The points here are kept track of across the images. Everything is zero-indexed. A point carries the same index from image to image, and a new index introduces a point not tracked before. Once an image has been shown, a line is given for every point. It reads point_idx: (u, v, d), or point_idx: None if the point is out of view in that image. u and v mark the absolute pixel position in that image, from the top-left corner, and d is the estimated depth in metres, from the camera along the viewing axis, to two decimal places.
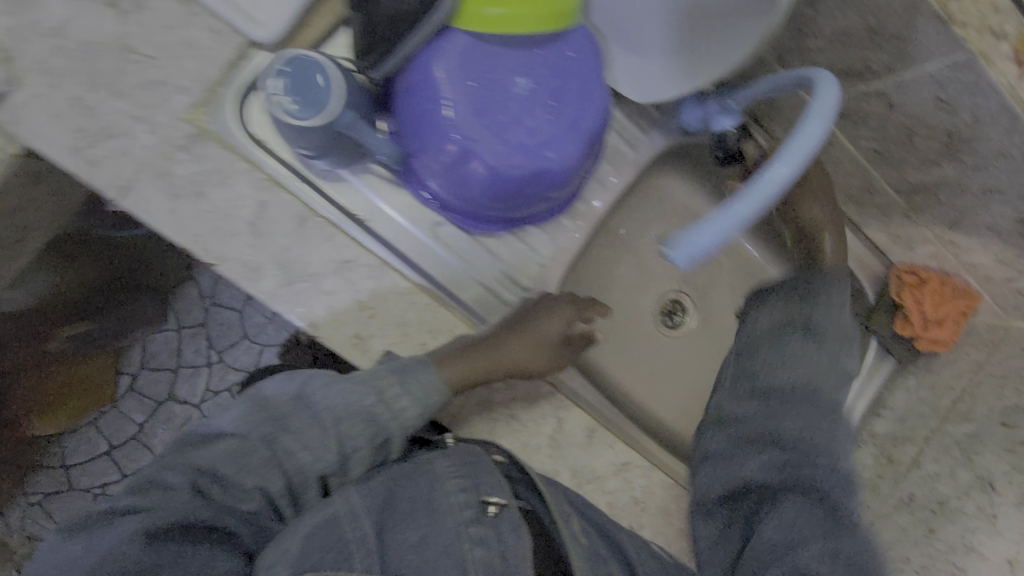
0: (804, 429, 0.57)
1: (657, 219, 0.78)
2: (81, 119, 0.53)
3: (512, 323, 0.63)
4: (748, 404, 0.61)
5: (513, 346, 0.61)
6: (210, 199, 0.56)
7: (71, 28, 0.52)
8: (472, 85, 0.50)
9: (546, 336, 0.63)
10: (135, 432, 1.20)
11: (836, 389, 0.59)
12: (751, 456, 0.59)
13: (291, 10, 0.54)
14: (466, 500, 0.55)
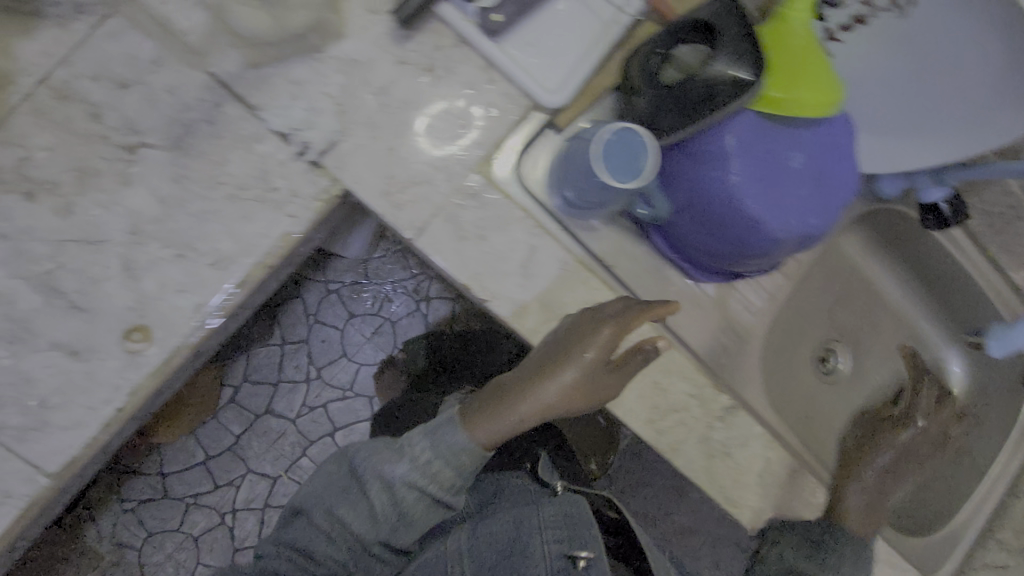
0: None
1: (831, 273, 0.87)
2: (393, 167, 0.59)
3: (547, 360, 0.56)
4: None
5: (550, 390, 0.55)
6: (490, 242, 0.61)
7: (394, 88, 0.59)
8: (756, 158, 0.56)
9: (580, 374, 0.55)
10: (232, 444, 1.11)
11: None
12: None
13: (579, 80, 0.61)
14: (557, 550, 0.59)
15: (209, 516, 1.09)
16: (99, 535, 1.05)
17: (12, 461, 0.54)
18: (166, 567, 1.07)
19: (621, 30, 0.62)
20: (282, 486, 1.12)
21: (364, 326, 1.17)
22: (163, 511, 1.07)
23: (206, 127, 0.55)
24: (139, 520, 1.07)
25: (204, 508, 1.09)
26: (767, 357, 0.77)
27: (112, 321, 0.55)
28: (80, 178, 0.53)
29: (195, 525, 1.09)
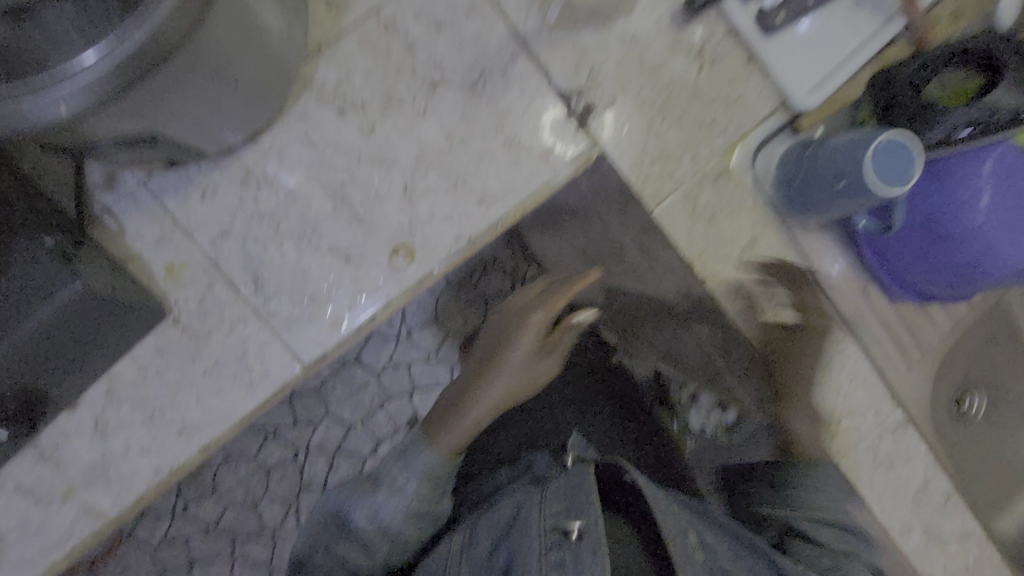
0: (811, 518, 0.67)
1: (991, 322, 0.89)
2: (648, 140, 0.63)
3: (490, 363, 0.65)
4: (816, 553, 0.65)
5: (500, 389, 0.63)
6: (718, 226, 0.65)
7: (664, 67, 0.63)
8: (1013, 188, 0.58)
9: (524, 365, 0.64)
10: (318, 385, 1.07)
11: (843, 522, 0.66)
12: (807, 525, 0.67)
13: (829, 90, 0.65)
14: (553, 525, 0.48)
15: (290, 449, 1.06)
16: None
17: (275, 346, 0.59)
18: (246, 491, 1.05)
19: (879, 45, 0.65)
20: (358, 434, 1.08)
21: (462, 295, 1.12)
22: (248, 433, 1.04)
23: (499, 76, 0.60)
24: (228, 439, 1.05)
25: (287, 442, 1.06)
26: (937, 398, 0.77)
27: (384, 238, 0.60)
28: (386, 103, 0.59)
29: (276, 455, 1.06)
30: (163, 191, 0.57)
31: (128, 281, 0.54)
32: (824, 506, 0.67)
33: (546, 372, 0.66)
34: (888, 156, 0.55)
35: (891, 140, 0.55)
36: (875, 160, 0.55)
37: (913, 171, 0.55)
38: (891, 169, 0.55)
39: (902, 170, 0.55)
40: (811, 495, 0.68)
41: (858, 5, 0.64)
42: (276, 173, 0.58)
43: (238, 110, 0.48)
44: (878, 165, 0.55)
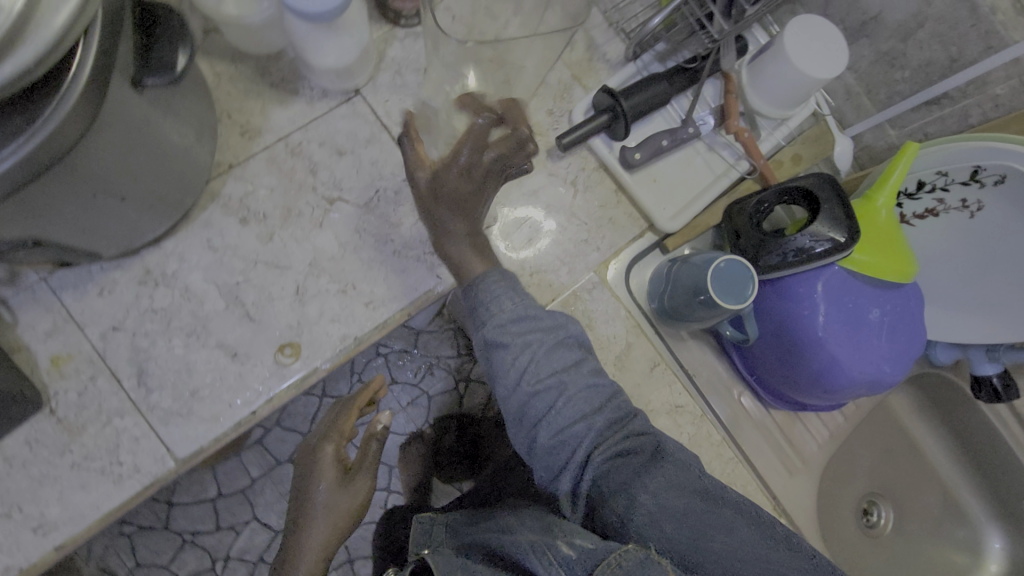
0: (529, 381, 0.53)
1: (872, 435, 0.94)
2: (527, 253, 0.70)
3: (301, 514, 0.65)
4: (543, 404, 0.52)
5: (320, 538, 0.64)
6: (596, 331, 0.70)
7: (541, 193, 0.72)
8: (842, 306, 0.65)
9: (330, 498, 0.64)
10: (248, 487, 1.01)
11: (556, 357, 0.54)
12: (535, 395, 0.52)
13: (688, 215, 0.74)
14: None
15: (203, 558, 0.99)
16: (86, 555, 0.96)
17: (150, 440, 0.60)
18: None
19: (729, 182, 0.75)
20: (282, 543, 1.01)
21: (401, 395, 1.11)
22: (153, 537, 0.98)
23: (392, 194, 0.68)
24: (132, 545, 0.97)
25: (197, 550, 0.99)
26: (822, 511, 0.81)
27: (272, 335, 0.63)
28: (285, 215, 0.65)
29: (187, 564, 0.98)
30: (63, 286, 0.60)
31: (8, 370, 0.56)
32: (497, 316, 0.54)
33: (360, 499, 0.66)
34: (723, 277, 0.63)
35: (725, 260, 0.63)
36: (714, 279, 0.62)
37: (749, 288, 0.62)
38: (728, 288, 0.62)
39: (737, 287, 0.62)
40: (491, 311, 0.54)
41: (710, 147, 0.75)
42: (175, 273, 0.63)
43: (128, 214, 0.53)
44: (716, 283, 0.62)
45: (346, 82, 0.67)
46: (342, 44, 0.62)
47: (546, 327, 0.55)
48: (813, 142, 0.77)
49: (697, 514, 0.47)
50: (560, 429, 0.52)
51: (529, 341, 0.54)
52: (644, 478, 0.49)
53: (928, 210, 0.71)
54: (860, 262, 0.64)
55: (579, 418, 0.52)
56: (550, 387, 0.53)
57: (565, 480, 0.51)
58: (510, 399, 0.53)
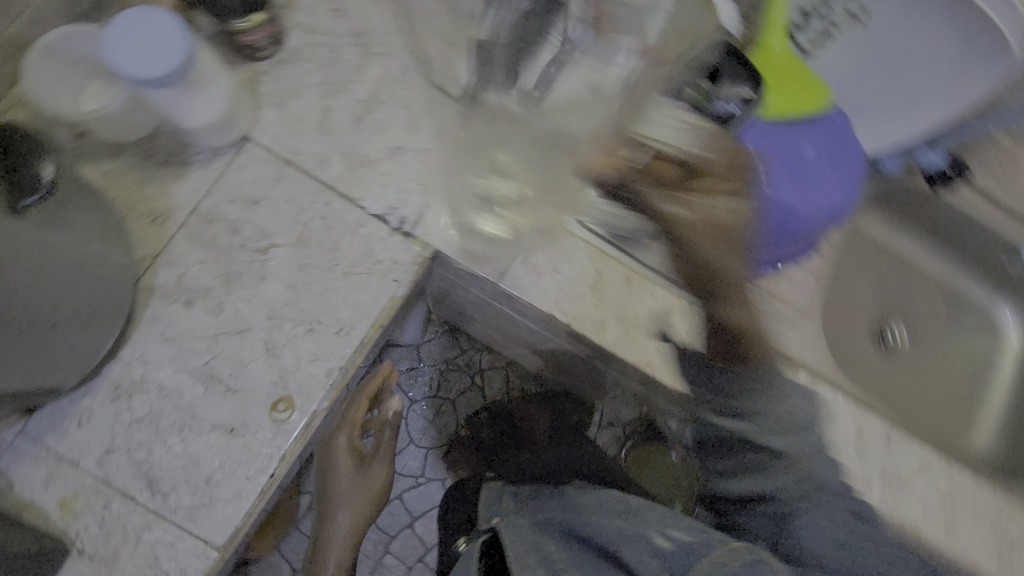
0: (781, 434, 0.66)
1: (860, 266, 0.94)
2: (471, 225, 0.71)
3: (330, 500, 0.89)
4: (782, 440, 0.66)
5: (347, 523, 0.87)
6: (563, 272, 0.73)
7: None
8: (775, 152, 0.66)
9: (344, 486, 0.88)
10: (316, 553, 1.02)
11: (807, 430, 0.67)
12: (779, 435, 0.67)
13: None
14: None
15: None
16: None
17: (186, 540, 0.60)
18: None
19: None
20: None
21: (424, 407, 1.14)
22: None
23: (320, 221, 0.68)
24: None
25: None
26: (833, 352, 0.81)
27: (260, 397, 0.63)
28: (226, 280, 0.65)
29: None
30: (42, 432, 0.60)
31: (20, 530, 0.55)
32: (783, 404, 0.67)
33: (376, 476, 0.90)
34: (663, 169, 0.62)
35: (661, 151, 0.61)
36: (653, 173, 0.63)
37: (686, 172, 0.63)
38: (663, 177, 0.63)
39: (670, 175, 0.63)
40: (781, 397, 0.67)
41: None
42: (144, 377, 0.62)
43: (66, 345, 0.53)
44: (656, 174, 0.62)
45: (230, 134, 0.66)
46: (208, 98, 0.61)
47: (802, 395, 0.69)
48: None
49: (858, 545, 0.61)
50: (794, 470, 0.66)
51: (778, 409, 0.67)
52: (814, 509, 0.64)
53: (824, 28, 0.70)
54: (772, 106, 0.66)
55: (803, 478, 0.65)
56: (798, 466, 0.66)
57: (772, 504, 0.67)
58: (771, 441, 0.67)
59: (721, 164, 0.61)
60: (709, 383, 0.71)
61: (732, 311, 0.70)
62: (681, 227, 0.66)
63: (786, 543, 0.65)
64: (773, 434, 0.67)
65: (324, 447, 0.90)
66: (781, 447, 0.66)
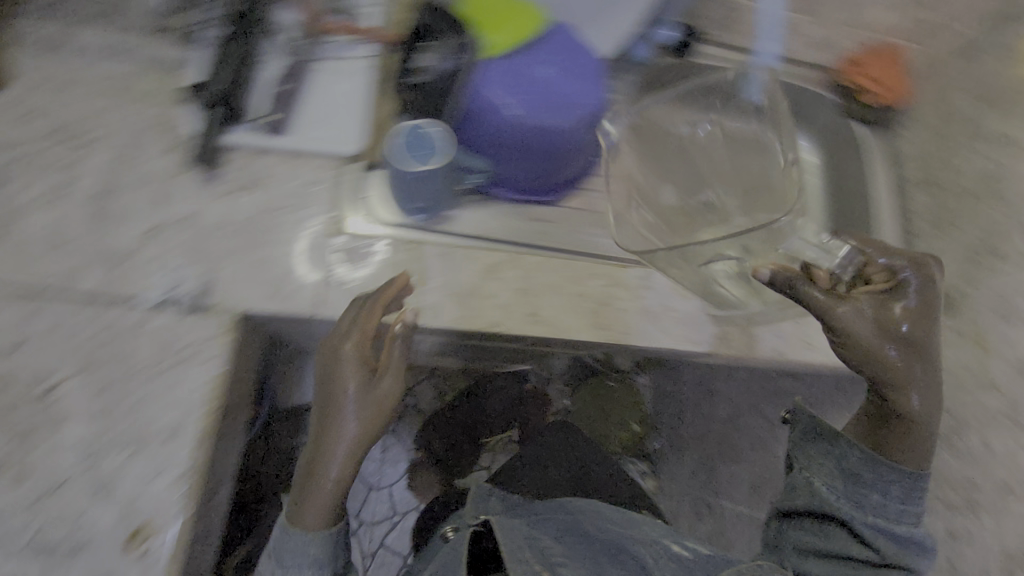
0: (875, 517, 0.65)
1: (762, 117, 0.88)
2: (266, 272, 0.66)
3: (320, 423, 0.66)
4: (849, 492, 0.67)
5: (340, 458, 0.65)
6: (378, 277, 0.69)
7: (231, 216, 0.67)
8: (519, 86, 0.68)
9: (359, 406, 0.65)
10: None
11: (910, 506, 0.65)
12: (868, 487, 0.66)
13: (363, 122, 0.73)
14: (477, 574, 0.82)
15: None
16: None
17: None
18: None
19: (372, 71, 0.75)
20: None
21: None
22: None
23: (103, 335, 0.62)
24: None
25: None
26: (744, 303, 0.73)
27: (113, 541, 0.57)
28: (25, 441, 0.59)
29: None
30: None
31: None
32: (905, 511, 0.66)
33: (395, 398, 0.67)
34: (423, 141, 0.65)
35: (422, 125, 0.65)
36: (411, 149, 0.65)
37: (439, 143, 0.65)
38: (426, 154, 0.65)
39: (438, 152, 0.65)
40: (900, 501, 0.65)
41: (335, 57, 0.75)
42: None
43: None
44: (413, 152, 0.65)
45: None
46: None
47: (910, 482, 0.65)
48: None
49: None
50: (871, 519, 0.65)
51: (899, 490, 0.65)
52: None
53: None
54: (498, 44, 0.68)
55: (878, 534, 0.65)
56: (879, 501, 0.65)
57: (829, 532, 0.67)
58: (851, 482, 0.66)
59: (895, 308, 0.60)
60: (839, 472, 0.67)
61: (910, 397, 0.62)
62: (859, 344, 0.60)
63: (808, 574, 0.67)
64: (851, 498, 0.66)
65: (326, 357, 0.65)
66: (880, 534, 0.65)
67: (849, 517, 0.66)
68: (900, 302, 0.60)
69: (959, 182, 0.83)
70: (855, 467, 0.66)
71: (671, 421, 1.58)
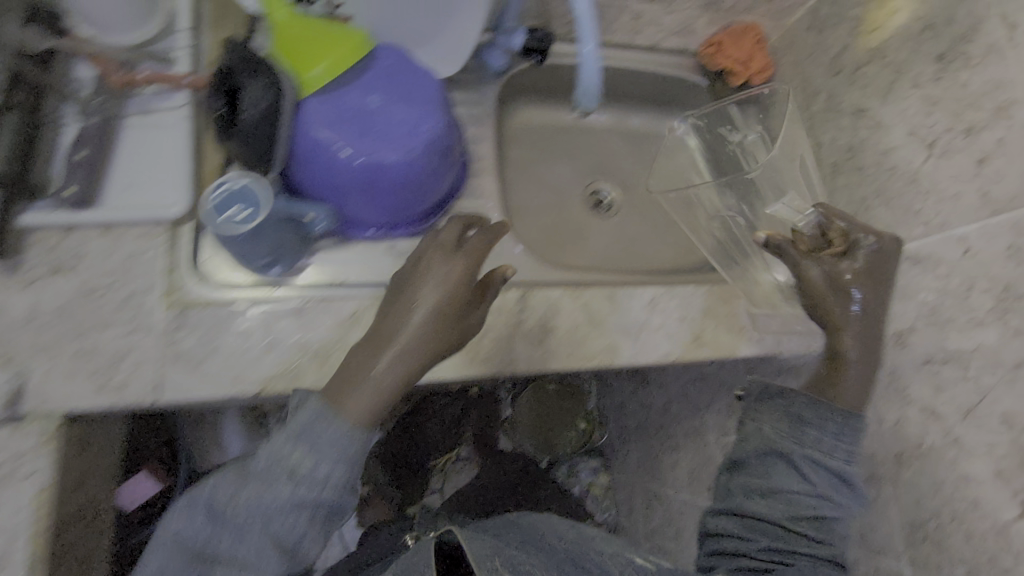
0: (823, 453, 0.64)
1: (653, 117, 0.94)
2: (89, 363, 0.60)
3: (405, 290, 0.54)
4: (791, 432, 0.65)
5: (421, 323, 0.53)
6: (224, 346, 0.64)
7: (41, 305, 0.60)
8: (345, 121, 0.63)
9: (438, 308, 0.53)
10: None
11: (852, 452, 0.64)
12: (813, 430, 0.64)
13: (187, 178, 0.66)
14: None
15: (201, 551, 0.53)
16: (234, 487, 0.53)
17: None
18: (168, 552, 0.53)
19: (191, 121, 0.68)
20: None
21: None
22: (191, 513, 0.54)
23: None
24: (208, 512, 0.53)
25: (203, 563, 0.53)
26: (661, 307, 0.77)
27: None
28: None
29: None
30: None
31: None
32: (842, 450, 0.64)
33: (471, 330, 0.56)
34: (239, 199, 0.60)
35: (238, 183, 0.60)
36: (226, 210, 0.59)
37: (255, 191, 0.60)
38: (249, 208, 0.60)
39: (259, 203, 0.60)
40: (842, 445, 0.64)
41: (145, 111, 0.68)
42: None
43: None
44: (233, 213, 0.59)
45: None
46: None
47: (857, 425, 0.64)
48: (221, 24, 0.72)
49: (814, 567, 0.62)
50: (814, 457, 0.64)
51: (843, 432, 0.64)
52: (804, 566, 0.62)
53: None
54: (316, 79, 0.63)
55: (820, 472, 0.63)
56: (828, 445, 0.64)
57: (768, 477, 0.65)
58: (813, 427, 0.64)
59: (845, 273, 0.63)
60: (789, 420, 0.65)
61: (846, 342, 0.63)
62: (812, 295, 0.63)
63: (746, 516, 0.66)
64: (789, 436, 0.65)
65: (411, 261, 0.56)
66: (821, 474, 0.63)
67: (793, 454, 0.64)
68: (850, 265, 0.63)
69: (823, 158, 0.83)
70: (801, 413, 0.65)
71: (614, 415, 1.60)
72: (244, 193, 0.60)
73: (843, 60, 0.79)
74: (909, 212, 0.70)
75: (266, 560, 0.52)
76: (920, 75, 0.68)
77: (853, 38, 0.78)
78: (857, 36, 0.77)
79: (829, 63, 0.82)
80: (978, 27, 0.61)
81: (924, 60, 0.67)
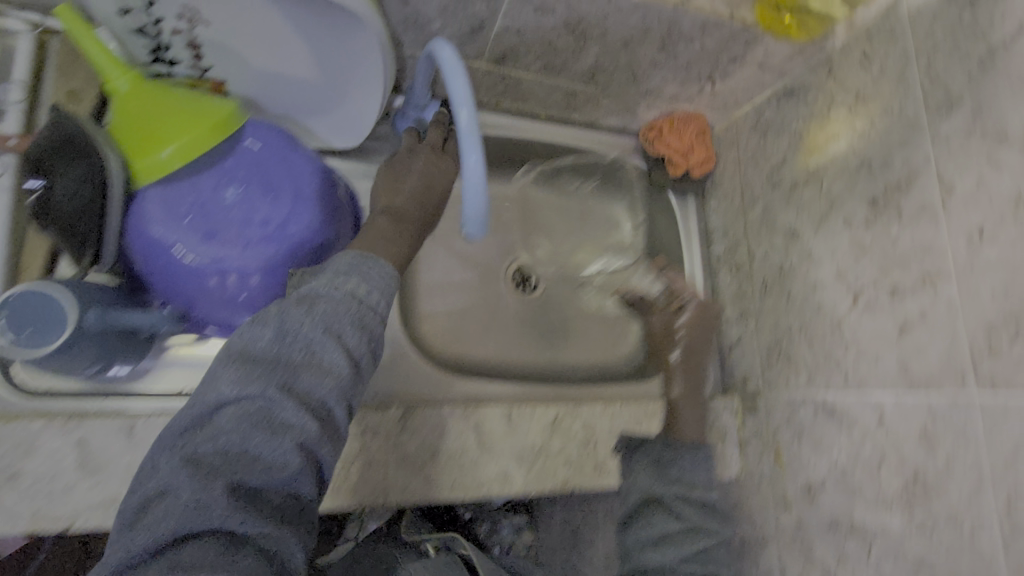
0: (686, 495, 0.60)
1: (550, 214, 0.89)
2: None
3: (394, 168, 0.64)
4: (655, 480, 0.61)
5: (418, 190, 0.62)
6: (27, 474, 0.54)
7: None
8: (191, 219, 0.53)
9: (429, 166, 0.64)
10: None
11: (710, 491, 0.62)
12: (679, 472, 0.62)
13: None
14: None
15: (292, 346, 0.44)
16: (312, 278, 0.50)
17: None
18: (228, 361, 0.43)
19: (10, 194, 0.56)
20: None
21: None
22: (249, 333, 0.45)
23: None
24: (300, 305, 0.46)
25: (285, 371, 0.43)
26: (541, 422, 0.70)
27: None
28: None
29: (230, 431, 0.40)
30: None
31: None
32: (700, 489, 0.62)
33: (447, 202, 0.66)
34: (33, 317, 0.48)
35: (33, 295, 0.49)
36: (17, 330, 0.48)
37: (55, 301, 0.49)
38: (47, 326, 0.49)
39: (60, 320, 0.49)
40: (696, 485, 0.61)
41: None
42: None
43: None
44: (27, 333, 0.48)
45: None
46: None
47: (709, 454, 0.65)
48: (70, 73, 0.61)
49: None
50: (676, 499, 0.60)
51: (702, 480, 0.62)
52: None
53: (193, 56, 0.57)
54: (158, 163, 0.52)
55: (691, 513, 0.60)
56: (691, 488, 0.61)
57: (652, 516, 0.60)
58: (684, 478, 0.62)
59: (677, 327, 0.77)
60: (656, 465, 0.63)
61: (674, 387, 0.75)
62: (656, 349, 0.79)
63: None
64: (661, 484, 0.61)
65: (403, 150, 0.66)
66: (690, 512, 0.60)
67: (660, 496, 0.60)
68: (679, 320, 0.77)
69: (754, 271, 0.77)
70: (661, 455, 0.64)
71: None
72: (39, 306, 0.49)
73: (781, 172, 0.73)
74: (829, 358, 0.64)
75: (330, 381, 0.44)
76: (852, 214, 0.62)
77: (793, 152, 0.71)
78: (796, 151, 0.71)
79: (766, 173, 0.76)
80: (913, 180, 0.55)
81: (858, 199, 0.61)
